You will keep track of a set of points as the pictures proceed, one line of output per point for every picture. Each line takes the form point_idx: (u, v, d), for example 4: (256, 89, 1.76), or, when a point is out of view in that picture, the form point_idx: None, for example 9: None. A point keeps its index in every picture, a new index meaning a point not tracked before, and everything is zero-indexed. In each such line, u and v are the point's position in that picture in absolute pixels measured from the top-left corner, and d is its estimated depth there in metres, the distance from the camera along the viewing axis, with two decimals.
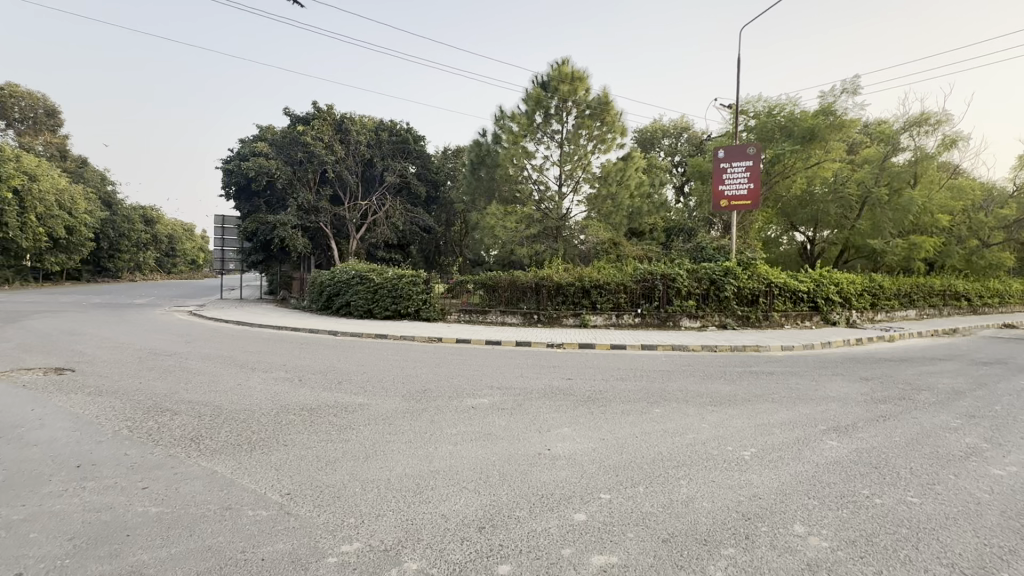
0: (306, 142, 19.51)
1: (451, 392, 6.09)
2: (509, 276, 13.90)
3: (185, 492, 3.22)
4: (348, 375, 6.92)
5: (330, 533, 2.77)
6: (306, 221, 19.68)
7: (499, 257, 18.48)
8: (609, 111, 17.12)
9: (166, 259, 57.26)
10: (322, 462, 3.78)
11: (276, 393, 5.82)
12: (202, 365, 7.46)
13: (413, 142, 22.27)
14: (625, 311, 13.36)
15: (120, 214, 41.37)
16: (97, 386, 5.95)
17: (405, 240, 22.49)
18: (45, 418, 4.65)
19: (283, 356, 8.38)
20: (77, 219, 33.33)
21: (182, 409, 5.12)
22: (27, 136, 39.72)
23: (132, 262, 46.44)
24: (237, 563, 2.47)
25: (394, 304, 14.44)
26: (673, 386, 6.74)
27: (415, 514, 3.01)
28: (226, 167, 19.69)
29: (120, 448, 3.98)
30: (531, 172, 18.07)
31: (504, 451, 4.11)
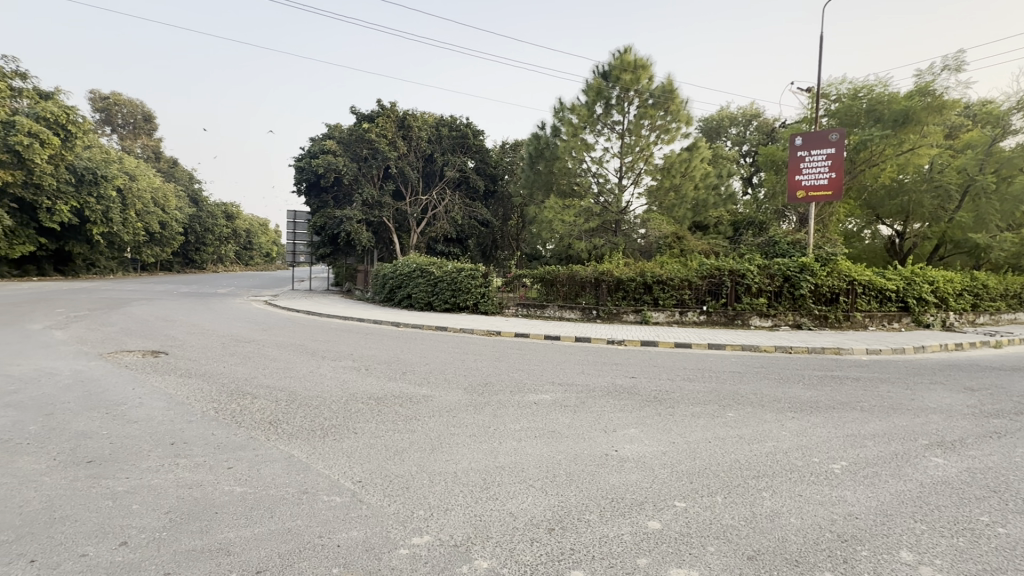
0: (371, 139, 20.22)
1: (513, 387, 6.04)
2: (568, 270, 13.76)
3: (266, 474, 3.38)
4: (412, 367, 7.06)
5: (401, 524, 2.79)
6: (370, 215, 20.43)
7: (557, 251, 18.26)
8: (674, 99, 16.43)
9: (244, 252, 61.70)
10: (391, 452, 3.84)
11: (345, 382, 6.03)
12: (278, 352, 7.89)
13: (472, 137, 22.44)
14: (689, 307, 12.83)
15: (205, 210, 44.97)
16: (188, 369, 6.43)
17: (464, 233, 22.82)
18: (144, 398, 5.07)
19: (351, 346, 8.72)
20: (168, 215, 36.49)
21: (262, 393, 5.42)
22: (128, 140, 44.02)
23: (215, 254, 50.39)
24: (315, 547, 2.53)
25: (453, 297, 14.63)
26: (745, 388, 6.35)
27: (483, 510, 2.97)
28: (297, 164, 20.81)
29: (208, 428, 4.26)
30: (590, 165, 17.71)
31: (570, 449, 4.00)
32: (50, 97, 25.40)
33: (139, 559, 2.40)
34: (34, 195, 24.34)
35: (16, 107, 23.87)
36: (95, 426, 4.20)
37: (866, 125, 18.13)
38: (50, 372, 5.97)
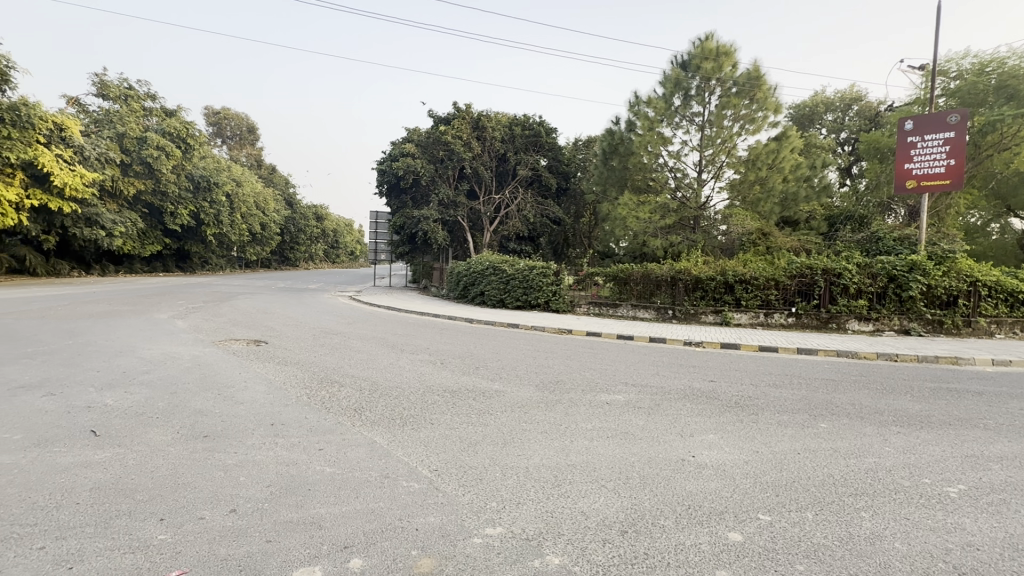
0: (447, 142, 20.85)
1: (586, 386, 5.98)
2: (642, 269, 13.38)
3: (352, 457, 3.63)
4: (485, 362, 7.22)
5: (475, 514, 2.87)
6: (446, 215, 21.11)
7: (631, 249, 17.82)
8: (761, 86, 15.37)
9: (332, 251, 66.40)
10: (465, 443, 3.97)
11: (423, 375, 6.30)
12: (361, 344, 8.40)
13: (545, 135, 22.47)
14: (775, 309, 11.97)
15: (299, 212, 48.87)
16: (284, 357, 7.05)
17: (536, 232, 22.92)
18: (248, 382, 5.64)
19: (428, 340, 9.09)
20: (268, 217, 40.06)
21: (347, 382, 5.81)
22: (235, 150, 48.88)
23: (307, 252, 54.72)
24: (395, 529, 2.68)
25: (525, 295, 14.74)
26: (841, 398, 5.82)
27: (554, 507, 2.98)
28: (380, 168, 21.99)
29: (302, 412, 4.65)
30: (667, 159, 17.06)
31: (643, 452, 3.90)
32: (173, 115, 28.84)
33: (246, 525, 2.67)
34: (162, 201, 27.67)
35: (147, 125, 27.37)
36: (210, 405, 4.74)
37: (994, 103, 15.87)
38: (173, 356, 6.79)
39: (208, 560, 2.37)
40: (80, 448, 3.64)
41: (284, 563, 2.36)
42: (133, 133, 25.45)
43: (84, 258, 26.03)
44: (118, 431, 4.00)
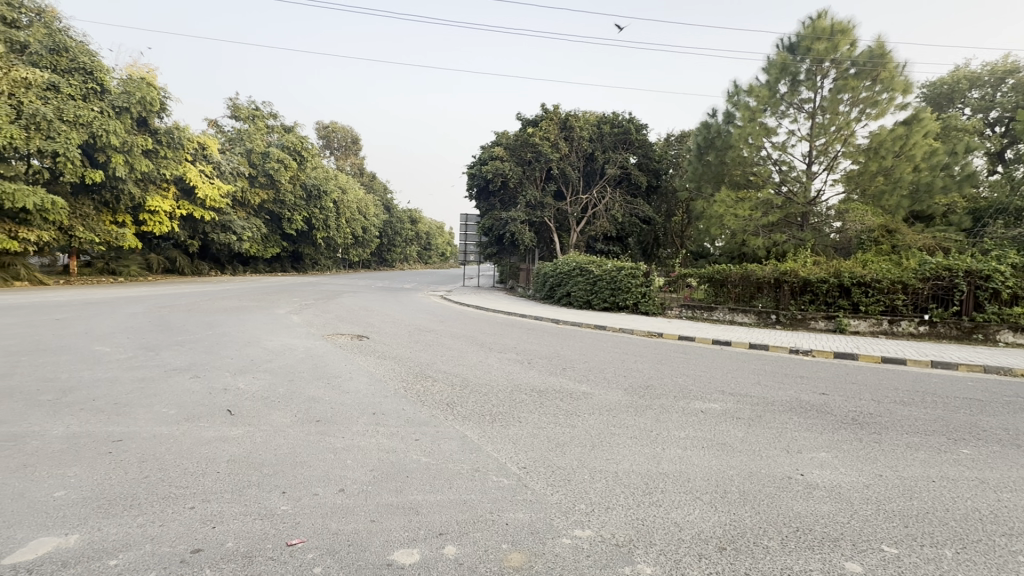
0: (534, 143, 20.98)
1: (678, 393, 5.71)
2: (741, 270, 12.50)
3: (446, 449, 3.81)
4: (572, 363, 7.18)
5: (563, 514, 2.87)
6: (533, 216, 21.28)
7: (727, 249, 16.83)
8: (886, 64, 13.65)
9: (425, 253, 70.06)
10: (553, 443, 3.98)
11: (511, 373, 6.43)
12: (452, 342, 8.77)
13: (635, 132, 21.77)
14: (903, 316, 10.59)
15: (395, 216, 52.03)
16: (383, 352, 7.57)
17: (625, 232, 22.37)
18: (353, 373, 6.14)
19: (515, 340, 9.23)
20: (368, 220, 43.15)
21: (440, 377, 6.10)
22: (341, 160, 53.35)
23: (402, 253, 58.22)
24: (487, 521, 2.77)
25: (613, 296, 14.43)
26: (990, 421, 4.98)
27: (646, 515, 2.89)
28: (470, 172, 22.73)
29: (400, 403, 4.97)
30: (770, 152, 15.80)
31: (744, 466, 3.65)
32: (290, 130, 32.23)
33: (353, 504, 2.92)
34: (282, 208, 31.02)
35: (270, 140, 30.81)
36: (321, 393, 5.23)
37: None
38: (291, 347, 7.59)
39: (322, 533, 2.61)
40: (220, 424, 4.20)
41: (386, 543, 2.54)
42: (259, 149, 28.78)
43: (220, 260, 29.92)
44: (248, 411, 4.55)
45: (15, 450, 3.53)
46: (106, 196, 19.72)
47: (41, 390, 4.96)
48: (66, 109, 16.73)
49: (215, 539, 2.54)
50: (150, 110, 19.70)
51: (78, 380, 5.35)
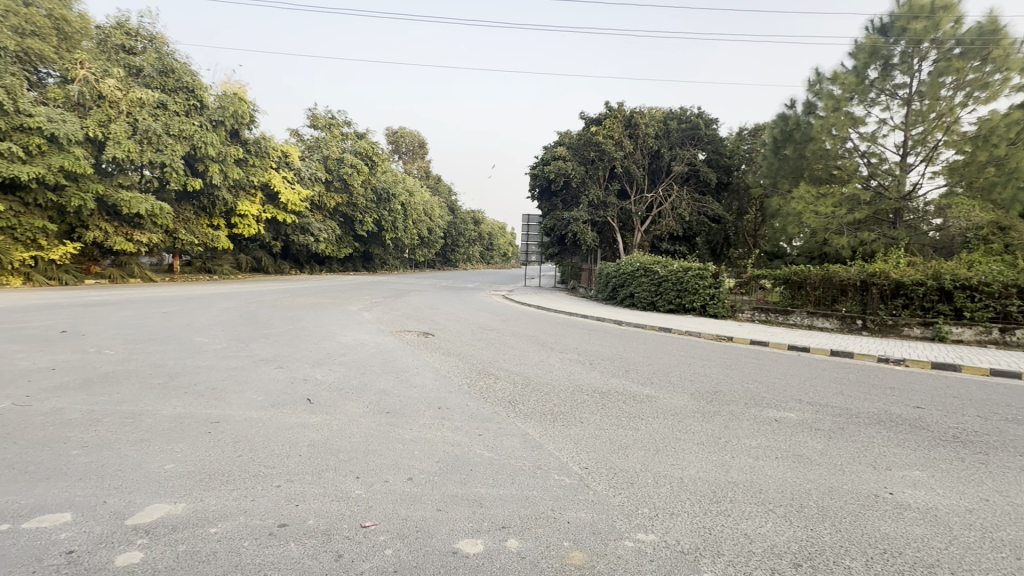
0: (598, 142, 20.66)
1: (749, 400, 5.43)
2: (822, 271, 11.64)
3: (508, 445, 3.89)
4: (635, 366, 7.04)
5: (626, 517, 2.84)
6: (595, 215, 21.01)
7: (806, 248, 15.83)
8: (999, 41, 12.17)
9: (488, 253, 71.17)
10: (615, 445, 3.94)
11: (572, 373, 6.42)
12: (514, 341, 8.87)
13: (704, 127, 20.86)
14: (1017, 324, 9.41)
15: (459, 217, 53.38)
16: (447, 348, 7.83)
17: (692, 231, 21.54)
18: (419, 368, 6.40)
19: (577, 341, 9.18)
20: (433, 222, 44.55)
21: (502, 375, 6.21)
22: (408, 164, 55.47)
23: (465, 254, 59.62)
24: (549, 519, 2.80)
25: (679, 297, 13.95)
26: None
27: (713, 524, 2.80)
28: (533, 172, 22.84)
29: (464, 399, 5.12)
30: (857, 144, 14.58)
31: (823, 480, 3.42)
32: (362, 137, 33.97)
33: (421, 493, 3.05)
34: (354, 211, 32.79)
35: (344, 147, 32.61)
36: (390, 386, 5.51)
37: None
38: (363, 342, 8.03)
39: (392, 518, 2.76)
40: (301, 411, 4.55)
41: (452, 531, 2.64)
42: (334, 155, 30.58)
43: (300, 260, 32.13)
44: (325, 401, 4.89)
45: (133, 425, 4.02)
46: (204, 202, 21.79)
47: (153, 374, 5.60)
48: (172, 124, 18.68)
49: (300, 515, 2.77)
50: (241, 122, 21.54)
51: (183, 366, 5.99)
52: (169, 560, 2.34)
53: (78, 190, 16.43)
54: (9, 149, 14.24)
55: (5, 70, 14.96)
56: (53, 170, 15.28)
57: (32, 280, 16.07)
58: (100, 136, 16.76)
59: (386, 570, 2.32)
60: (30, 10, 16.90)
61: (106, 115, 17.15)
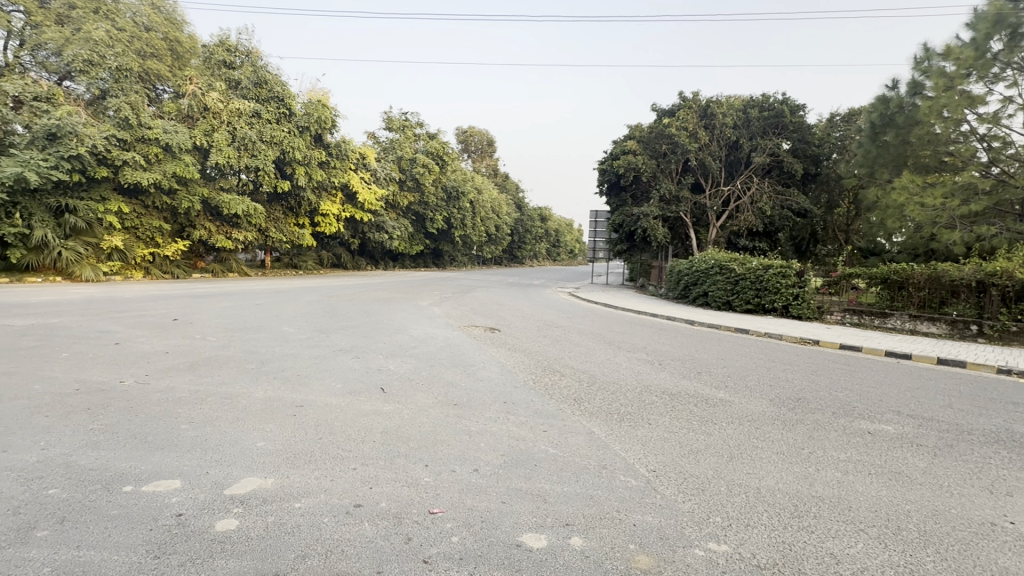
0: (670, 134, 19.79)
1: (838, 408, 4.99)
2: (929, 270, 10.45)
3: (573, 443, 3.86)
4: (708, 368, 6.72)
5: (696, 524, 2.73)
6: (666, 211, 20.22)
7: (909, 244, 14.34)
8: None
9: (555, 250, 70.99)
10: (685, 449, 3.79)
11: (641, 373, 6.25)
12: (580, 339, 8.79)
13: (790, 114, 19.37)
14: None
15: (526, 214, 53.64)
16: (513, 344, 7.90)
17: (773, 226, 20.13)
18: (486, 363, 6.52)
19: (646, 340, 8.91)
20: (500, 219, 45.08)
21: (568, 372, 6.18)
22: (477, 162, 56.59)
23: (532, 251, 59.82)
24: (613, 520, 2.74)
25: (758, 296, 13.10)
26: None
27: (793, 539, 2.61)
28: (601, 167, 22.38)
29: (529, 394, 5.15)
30: (975, 126, 12.80)
31: (927, 501, 3.08)
32: (434, 137, 34.91)
33: (486, 484, 3.12)
34: (425, 209, 33.96)
35: (417, 147, 33.75)
36: (459, 378, 5.66)
37: None
38: (432, 336, 8.31)
39: (459, 506, 2.85)
40: (375, 400, 4.79)
41: (516, 524, 2.67)
42: (408, 156, 31.79)
43: (375, 257, 33.78)
44: (397, 390, 5.12)
45: (232, 405, 4.45)
46: (291, 203, 23.50)
47: (248, 359, 6.16)
48: (265, 131, 20.37)
49: (373, 498, 2.92)
50: (324, 128, 23.02)
51: (273, 353, 6.53)
52: (260, 529, 2.56)
53: (187, 194, 18.40)
54: (133, 159, 16.23)
55: (130, 89, 17.04)
56: (167, 176, 17.20)
57: (151, 273, 18.28)
58: (205, 144, 18.65)
59: (452, 557, 2.39)
60: (151, 35, 19.46)
61: (210, 126, 19.02)
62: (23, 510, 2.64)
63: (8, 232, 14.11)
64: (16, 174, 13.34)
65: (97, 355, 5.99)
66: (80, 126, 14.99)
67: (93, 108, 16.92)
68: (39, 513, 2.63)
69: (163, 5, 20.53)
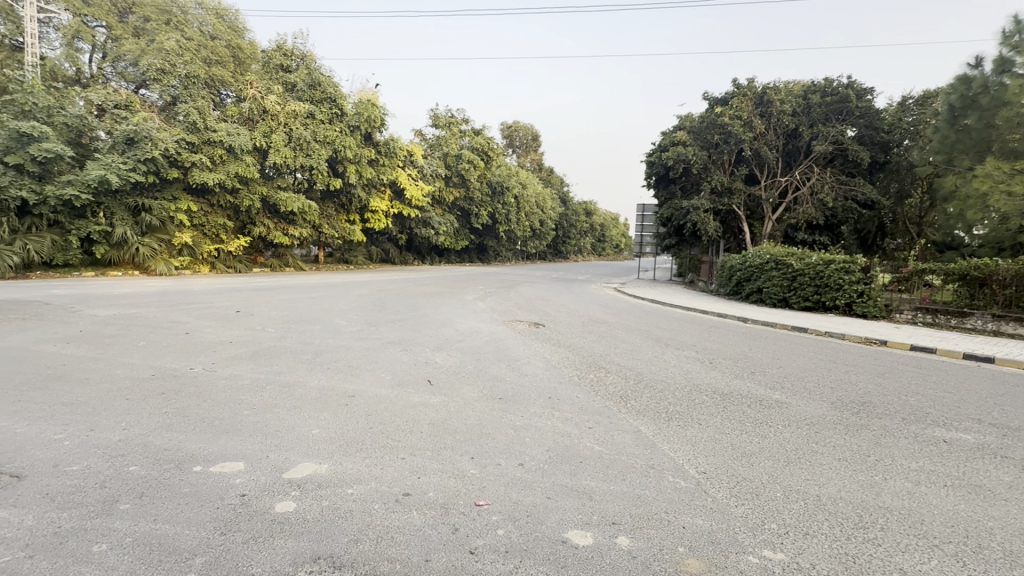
0: (723, 123, 18.97)
1: (908, 414, 4.65)
2: (1016, 266, 9.59)
3: (619, 440, 3.81)
4: (762, 368, 6.43)
5: (750, 530, 2.62)
6: (718, 203, 19.46)
7: (992, 237, 13.17)
8: None
9: (599, 244, 69.97)
10: (738, 452, 3.65)
11: (689, 371, 6.07)
12: (626, 335, 8.63)
13: (855, 98, 18.09)
14: None
15: (571, 208, 53.18)
16: (558, 340, 7.87)
17: (835, 218, 18.97)
18: (531, 358, 6.52)
19: (695, 337, 8.64)
20: (545, 214, 44.93)
21: (613, 369, 6.09)
22: (521, 157, 56.63)
23: (576, 246, 59.34)
24: (661, 521, 2.68)
25: (818, 293, 12.38)
26: None
27: (858, 551, 2.46)
28: (650, 160, 21.81)
29: (574, 390, 5.11)
30: None
31: (1012, 519, 2.81)
32: (479, 133, 35.01)
33: (531, 479, 3.13)
34: (470, 204, 34.34)
35: (462, 144, 34.05)
36: (504, 373, 5.70)
37: None
38: (478, 330, 8.40)
39: (505, 500, 2.87)
40: (423, 392, 4.91)
41: (561, 521, 2.66)
42: (454, 152, 32.19)
43: (422, 252, 34.50)
44: (443, 383, 5.21)
45: (290, 393, 4.69)
46: (343, 200, 24.34)
47: (304, 350, 6.47)
48: (319, 131, 21.21)
49: (421, 487, 2.99)
50: (373, 126, 23.65)
51: (326, 345, 6.82)
52: (316, 512, 2.68)
53: (248, 193, 19.46)
54: (200, 160, 17.32)
55: (197, 94, 18.12)
56: (231, 176, 18.25)
57: (216, 267, 19.57)
58: (264, 145, 19.62)
59: (497, 549, 2.41)
60: (215, 43, 20.73)
61: (269, 127, 19.97)
62: (108, 484, 2.88)
63: (94, 230, 15.45)
64: (99, 176, 14.50)
65: (171, 343, 6.47)
66: (154, 131, 16.16)
67: (164, 114, 18.14)
68: (121, 487, 2.86)
69: (226, 14, 21.86)
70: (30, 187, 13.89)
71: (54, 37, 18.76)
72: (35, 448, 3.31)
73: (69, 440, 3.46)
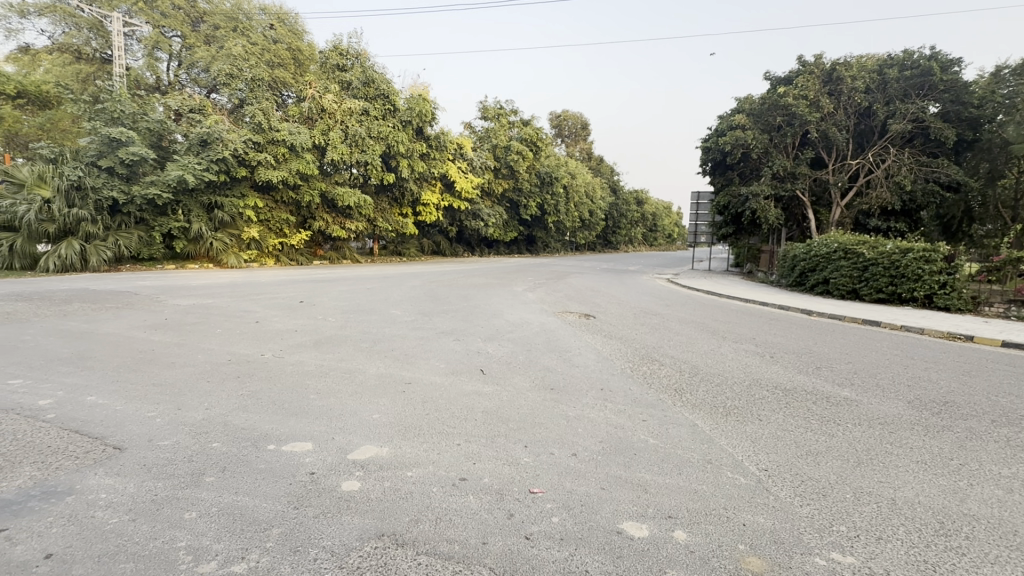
0: (786, 104, 17.87)
1: (999, 416, 4.26)
2: None
3: (673, 434, 3.73)
4: (830, 363, 6.08)
5: (816, 531, 2.51)
6: (780, 189, 18.44)
7: None
8: None
9: (650, 233, 68.25)
10: (803, 450, 3.48)
11: (749, 365, 5.84)
12: (680, 327, 8.40)
13: (940, 71, 16.47)
14: None
15: (621, 198, 52.09)
16: (608, 331, 7.79)
17: (914, 203, 17.51)
18: (582, 349, 6.49)
19: (754, 330, 8.28)
20: (595, 204, 44.22)
21: (667, 361, 5.95)
22: (570, 147, 55.98)
23: (627, 236, 58.18)
24: (720, 517, 2.62)
25: (894, 283, 11.48)
26: None
27: (936, 558, 2.31)
28: (705, 146, 20.97)
29: (627, 382, 5.06)
30: None
31: None
32: (528, 123, 34.82)
33: (585, 469, 3.14)
34: (519, 196, 34.36)
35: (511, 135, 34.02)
36: (555, 364, 5.71)
37: None
38: (528, 321, 8.45)
39: (558, 489, 2.89)
40: (476, 381, 5.01)
41: (616, 511, 2.65)
42: (502, 143, 32.24)
43: (472, 243, 34.95)
44: (496, 373, 5.30)
45: (351, 380, 4.93)
46: (396, 194, 25.02)
47: (363, 338, 6.76)
48: (373, 127, 21.88)
49: (476, 473, 3.07)
50: (423, 121, 24.07)
51: (383, 334, 7.10)
52: (378, 492, 2.82)
53: (308, 189, 20.40)
54: (265, 159, 18.31)
55: (262, 96, 19.12)
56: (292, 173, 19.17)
57: (280, 260, 20.72)
58: (323, 143, 20.44)
59: (553, 536, 2.45)
60: (277, 46, 21.71)
61: (327, 125, 20.77)
62: (195, 459, 3.17)
63: (174, 226, 16.70)
64: (178, 176, 15.66)
65: (243, 331, 6.96)
66: (224, 133, 17.27)
67: (233, 116, 19.29)
68: (206, 462, 3.14)
69: (286, 18, 22.86)
70: (120, 187, 15.23)
71: (137, 49, 20.42)
72: (132, 424, 3.67)
73: (161, 418, 3.81)
